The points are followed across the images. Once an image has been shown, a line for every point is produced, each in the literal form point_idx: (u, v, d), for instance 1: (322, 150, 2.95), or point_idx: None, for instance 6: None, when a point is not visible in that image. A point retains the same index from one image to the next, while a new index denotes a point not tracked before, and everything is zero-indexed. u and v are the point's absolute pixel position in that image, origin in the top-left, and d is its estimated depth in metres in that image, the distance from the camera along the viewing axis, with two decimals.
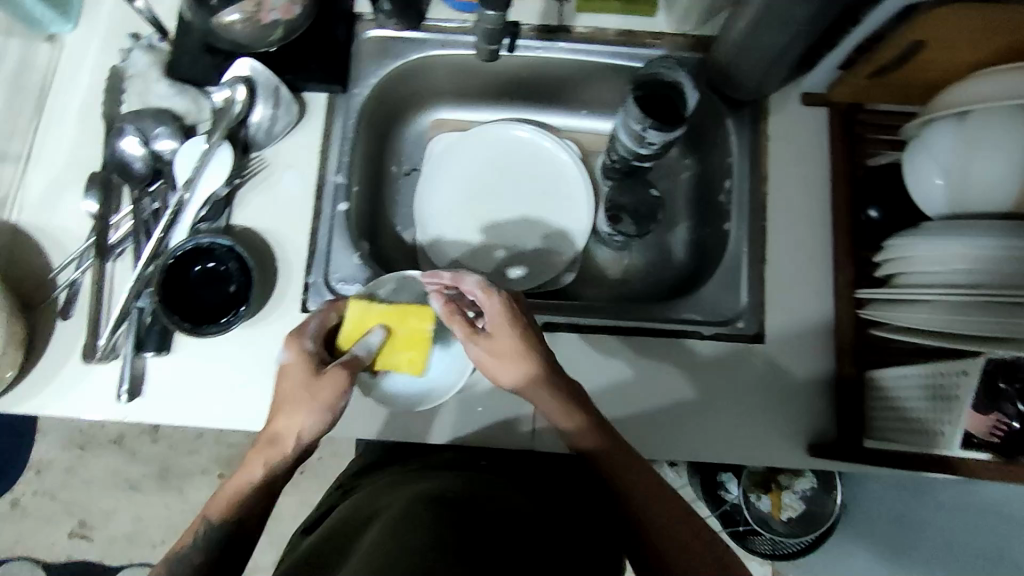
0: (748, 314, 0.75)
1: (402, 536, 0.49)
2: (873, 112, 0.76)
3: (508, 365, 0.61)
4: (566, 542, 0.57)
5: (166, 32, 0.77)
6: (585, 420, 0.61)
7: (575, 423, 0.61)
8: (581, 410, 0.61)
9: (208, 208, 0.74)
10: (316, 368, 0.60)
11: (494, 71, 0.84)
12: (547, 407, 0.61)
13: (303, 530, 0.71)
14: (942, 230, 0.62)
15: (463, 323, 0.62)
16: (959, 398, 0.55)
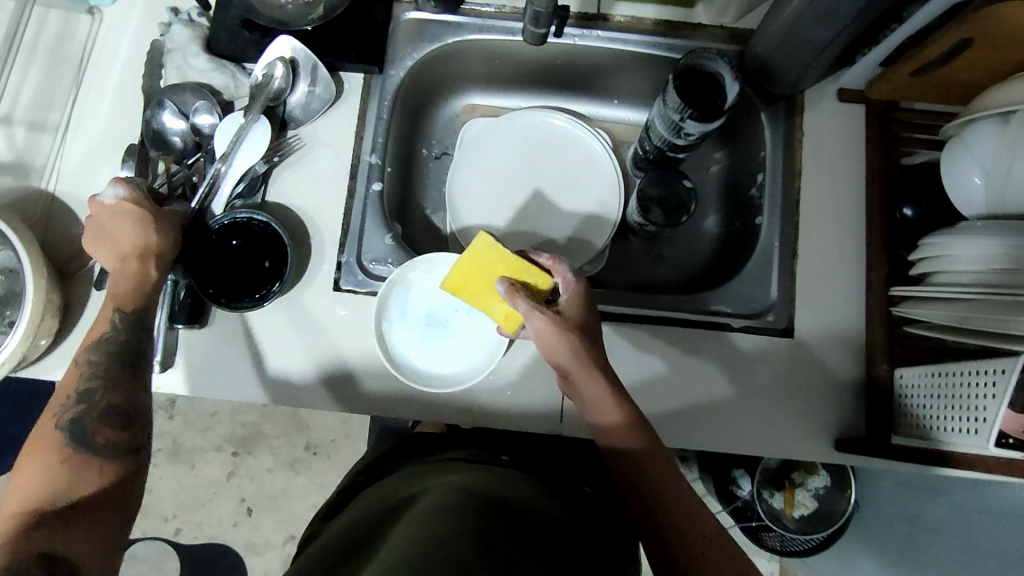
0: (777, 309, 0.76)
1: (436, 520, 0.50)
2: (909, 111, 0.76)
3: (557, 348, 0.61)
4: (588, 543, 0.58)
5: (206, 7, 0.78)
6: (624, 418, 0.59)
7: (613, 419, 0.59)
8: (621, 407, 0.60)
9: (245, 183, 0.74)
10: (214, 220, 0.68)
11: (529, 58, 0.85)
12: (591, 392, 0.60)
13: (320, 517, 0.72)
14: (983, 229, 0.62)
15: (529, 301, 0.63)
16: (995, 397, 0.55)
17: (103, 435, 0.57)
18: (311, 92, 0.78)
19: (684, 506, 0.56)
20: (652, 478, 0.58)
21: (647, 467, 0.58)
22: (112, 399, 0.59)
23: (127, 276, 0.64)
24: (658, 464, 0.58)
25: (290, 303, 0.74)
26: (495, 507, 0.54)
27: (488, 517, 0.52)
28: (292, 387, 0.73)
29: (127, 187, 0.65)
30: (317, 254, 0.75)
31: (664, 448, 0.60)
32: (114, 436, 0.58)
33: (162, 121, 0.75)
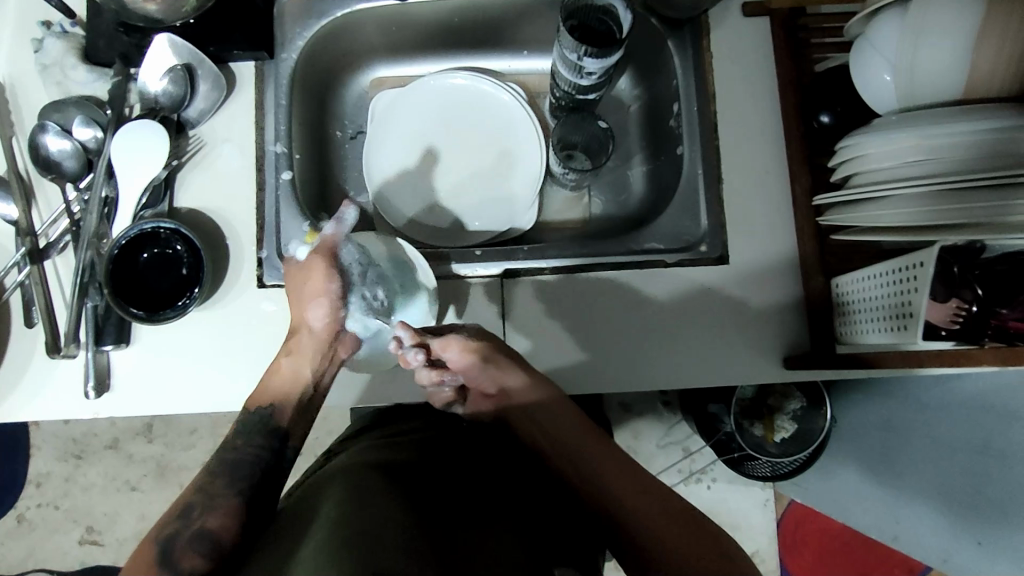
0: (710, 237, 0.74)
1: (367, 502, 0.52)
2: (813, 15, 0.74)
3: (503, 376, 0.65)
4: (523, 512, 0.59)
5: (76, 16, 0.74)
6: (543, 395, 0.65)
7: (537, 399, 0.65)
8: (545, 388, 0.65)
9: (149, 194, 0.72)
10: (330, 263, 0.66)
11: (425, 19, 0.81)
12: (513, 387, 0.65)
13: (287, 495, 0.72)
14: (890, 124, 0.61)
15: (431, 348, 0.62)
16: (919, 291, 0.55)
17: (214, 522, 0.51)
18: (204, 91, 0.75)
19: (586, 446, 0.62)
20: (551, 427, 0.64)
21: (545, 414, 0.65)
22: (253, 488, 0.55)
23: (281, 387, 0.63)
24: (553, 408, 0.65)
25: (217, 307, 0.72)
26: (424, 481, 0.57)
27: (411, 490, 0.54)
28: (231, 391, 0.71)
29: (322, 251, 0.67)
30: (236, 254, 0.74)
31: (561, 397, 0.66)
32: (214, 526, 0.51)
33: (45, 142, 0.72)
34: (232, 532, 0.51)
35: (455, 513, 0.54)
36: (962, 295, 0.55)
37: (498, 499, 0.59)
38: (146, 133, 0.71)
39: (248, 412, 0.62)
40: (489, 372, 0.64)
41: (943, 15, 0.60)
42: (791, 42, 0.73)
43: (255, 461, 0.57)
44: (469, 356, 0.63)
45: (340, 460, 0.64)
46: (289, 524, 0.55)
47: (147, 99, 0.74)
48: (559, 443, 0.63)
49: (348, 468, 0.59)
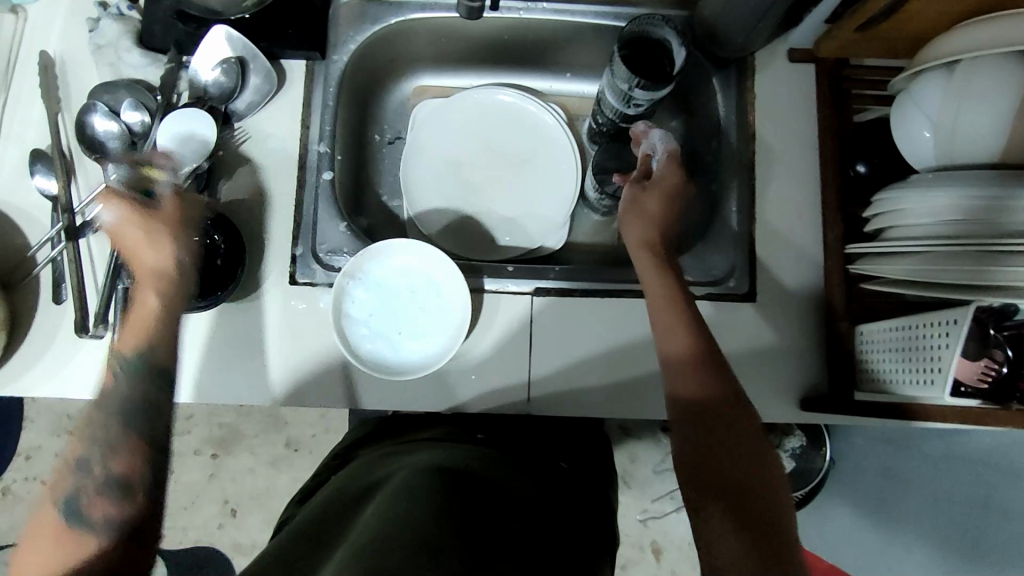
0: (739, 273, 0.76)
1: (403, 507, 0.53)
2: (858, 67, 0.76)
3: (635, 221, 0.68)
4: (558, 527, 0.59)
5: (134, 0, 0.75)
6: (701, 358, 0.60)
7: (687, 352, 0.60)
8: (710, 366, 0.60)
9: (191, 180, 0.72)
10: (148, 206, 0.62)
11: (476, 34, 0.83)
12: (657, 296, 0.63)
13: (298, 499, 0.72)
14: (932, 181, 0.63)
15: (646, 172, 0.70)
16: (949, 347, 0.56)
17: (98, 512, 0.51)
18: (254, 84, 0.76)
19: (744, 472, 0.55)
20: (710, 432, 0.57)
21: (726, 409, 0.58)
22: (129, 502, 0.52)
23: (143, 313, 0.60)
24: (737, 408, 0.58)
25: (247, 300, 0.73)
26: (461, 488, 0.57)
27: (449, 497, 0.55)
28: (254, 385, 0.72)
29: (113, 203, 0.61)
30: (271, 249, 0.74)
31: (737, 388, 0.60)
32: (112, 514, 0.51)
33: (93, 121, 0.72)
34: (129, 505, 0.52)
35: (495, 519, 0.54)
36: (993, 355, 0.58)
37: (530, 507, 0.60)
38: (194, 121, 0.72)
39: (120, 356, 0.59)
40: (636, 192, 0.69)
41: (990, 79, 0.62)
42: (834, 90, 0.75)
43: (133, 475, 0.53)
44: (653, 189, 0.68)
45: (372, 468, 0.64)
46: (320, 533, 0.55)
47: (196, 88, 0.74)
48: (714, 437, 0.57)
49: (386, 478, 0.60)
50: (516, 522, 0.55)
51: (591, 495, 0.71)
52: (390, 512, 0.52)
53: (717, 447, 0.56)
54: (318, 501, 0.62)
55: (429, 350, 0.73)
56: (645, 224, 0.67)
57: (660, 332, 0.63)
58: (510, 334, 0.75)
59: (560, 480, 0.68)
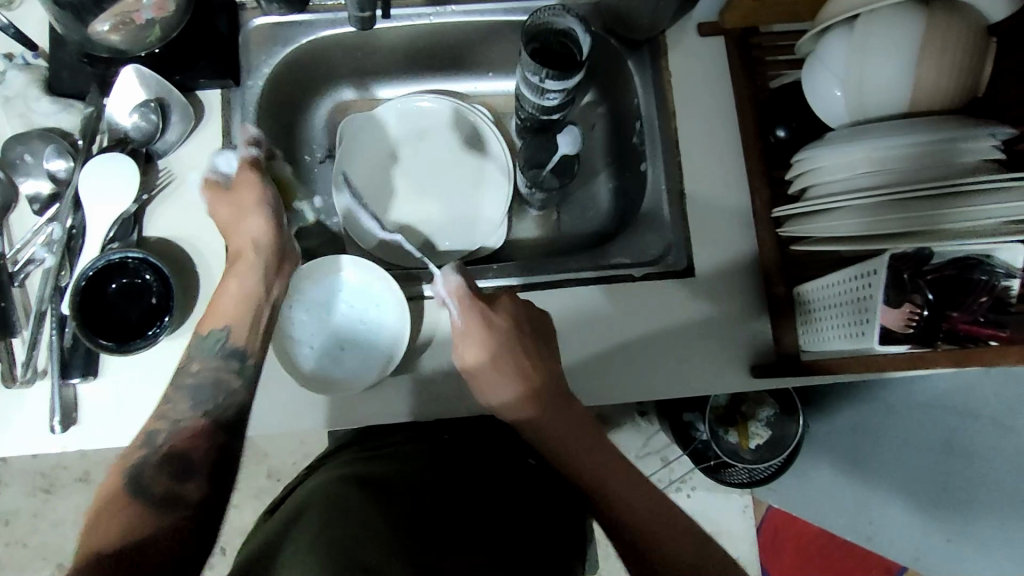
0: (676, 250, 0.76)
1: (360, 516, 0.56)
2: (766, 34, 0.77)
3: (474, 346, 0.65)
4: (512, 532, 0.62)
5: (39, 47, 0.74)
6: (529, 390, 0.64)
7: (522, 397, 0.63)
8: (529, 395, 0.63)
9: (118, 226, 0.72)
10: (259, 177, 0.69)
11: (391, 44, 0.83)
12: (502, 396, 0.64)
13: (267, 513, 0.73)
14: (842, 137, 0.64)
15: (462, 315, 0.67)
16: (874, 295, 0.56)
17: (160, 486, 0.55)
18: (174, 122, 0.75)
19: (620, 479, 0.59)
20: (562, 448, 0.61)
21: (549, 427, 0.62)
22: (176, 442, 0.58)
23: (247, 261, 0.67)
24: (562, 424, 0.63)
25: (186, 336, 0.72)
26: (410, 497, 0.61)
27: (400, 517, 0.57)
28: None
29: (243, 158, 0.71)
30: (206, 281, 0.73)
31: (568, 403, 0.64)
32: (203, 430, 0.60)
33: (20, 176, 0.72)
34: (195, 450, 0.58)
35: (446, 531, 0.58)
36: (913, 299, 0.60)
37: (488, 511, 0.63)
38: (114, 164, 0.70)
39: (202, 333, 0.65)
40: (462, 339, 0.66)
41: (889, 31, 0.63)
42: (746, 60, 0.76)
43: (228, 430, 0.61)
44: (474, 311, 0.66)
45: (326, 473, 0.67)
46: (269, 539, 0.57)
47: (116, 131, 0.74)
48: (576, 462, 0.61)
49: (332, 482, 0.63)
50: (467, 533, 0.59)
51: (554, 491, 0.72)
52: (341, 511, 0.56)
53: (584, 455, 0.61)
54: (285, 506, 0.64)
55: (378, 362, 0.72)
56: (499, 377, 0.64)
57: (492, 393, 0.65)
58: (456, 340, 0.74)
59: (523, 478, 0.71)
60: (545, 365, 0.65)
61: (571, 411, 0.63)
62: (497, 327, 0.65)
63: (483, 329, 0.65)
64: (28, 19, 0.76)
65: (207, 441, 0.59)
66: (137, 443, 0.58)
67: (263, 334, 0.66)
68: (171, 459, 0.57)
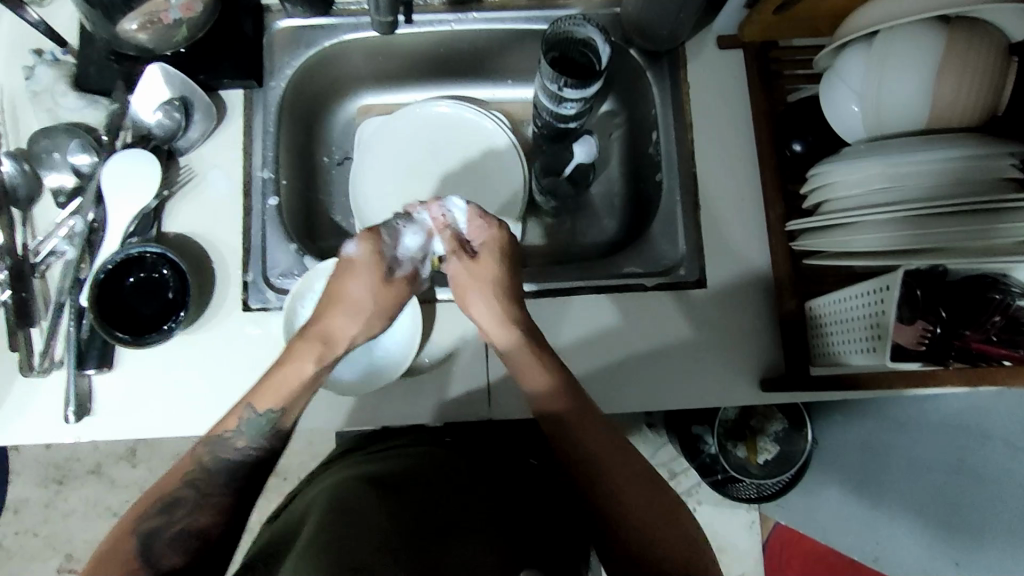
0: (688, 261, 0.77)
1: (352, 522, 0.56)
2: (785, 48, 0.77)
3: (485, 291, 0.67)
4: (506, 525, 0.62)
5: (69, 45, 0.76)
6: (559, 378, 0.65)
7: (546, 385, 0.64)
8: (555, 376, 0.65)
9: (137, 222, 0.73)
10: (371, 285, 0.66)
11: (412, 49, 0.84)
12: (518, 361, 0.65)
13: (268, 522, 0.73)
14: (856, 152, 0.64)
15: (458, 241, 0.69)
16: (886, 312, 0.56)
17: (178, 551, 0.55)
18: (197, 121, 0.76)
19: (634, 488, 0.60)
20: (596, 451, 0.62)
21: (578, 427, 0.63)
22: (199, 520, 0.57)
23: (292, 378, 0.63)
24: (591, 426, 0.63)
25: (200, 331, 0.73)
26: (411, 496, 0.61)
27: (400, 518, 0.58)
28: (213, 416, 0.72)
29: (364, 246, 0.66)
30: (222, 278, 0.74)
31: (588, 398, 0.65)
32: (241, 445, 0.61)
33: (45, 170, 0.73)
34: (217, 530, 0.57)
35: (444, 522, 0.59)
36: (927, 318, 0.57)
37: (489, 510, 0.63)
38: (137, 160, 0.72)
39: (255, 410, 0.62)
40: (468, 272, 0.68)
41: (909, 47, 0.63)
42: (764, 73, 0.76)
43: (251, 460, 0.61)
44: (493, 246, 0.69)
45: (325, 480, 0.67)
46: (276, 541, 0.59)
47: (140, 128, 0.75)
48: (590, 457, 0.62)
49: (332, 485, 0.63)
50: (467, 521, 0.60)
51: (557, 494, 0.73)
52: (333, 520, 0.56)
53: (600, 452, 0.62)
54: (286, 516, 0.64)
55: (391, 365, 0.73)
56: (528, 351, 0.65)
57: (524, 376, 0.66)
58: (467, 343, 0.75)
59: (521, 481, 0.71)
60: (551, 352, 0.66)
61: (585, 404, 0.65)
62: (495, 262, 0.68)
63: (495, 275, 0.68)
64: (60, 17, 0.77)
65: (230, 515, 0.58)
66: (153, 506, 0.57)
67: (305, 386, 0.63)
68: (194, 541, 0.56)
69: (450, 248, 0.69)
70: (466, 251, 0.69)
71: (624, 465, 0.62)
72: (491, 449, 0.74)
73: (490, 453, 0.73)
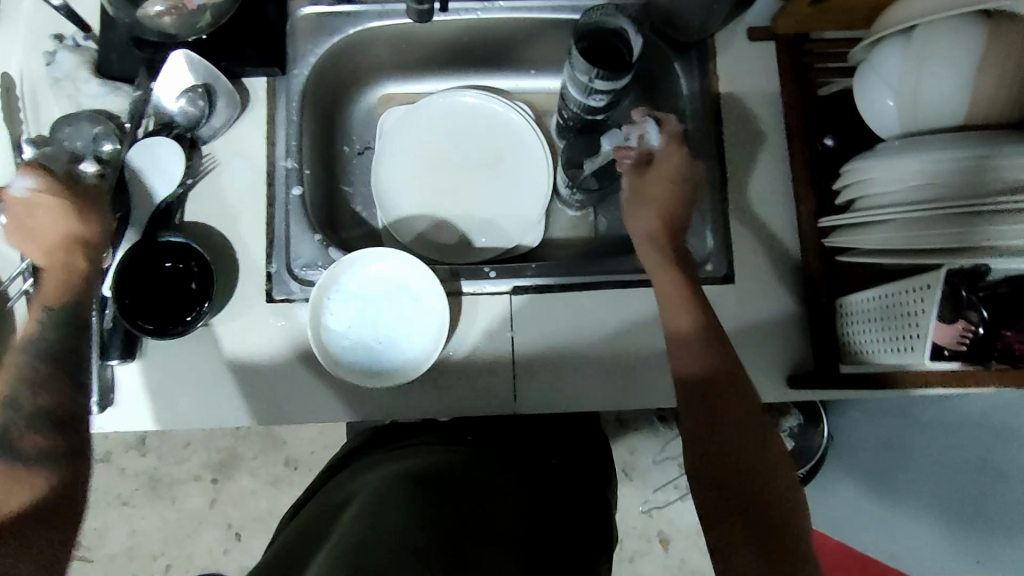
0: (716, 256, 0.76)
1: (387, 510, 0.55)
2: (817, 41, 0.76)
3: (645, 206, 0.66)
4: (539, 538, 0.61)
5: (89, 30, 0.75)
6: (703, 321, 0.59)
7: (692, 318, 0.59)
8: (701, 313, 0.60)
9: (161, 211, 0.72)
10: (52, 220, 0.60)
11: (436, 38, 0.83)
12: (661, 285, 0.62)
13: (287, 516, 0.73)
14: (894, 148, 0.63)
15: (630, 153, 0.69)
16: (926, 312, 0.55)
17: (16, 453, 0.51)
18: (220, 109, 0.75)
19: (753, 464, 0.54)
20: (730, 415, 0.56)
21: (733, 394, 0.57)
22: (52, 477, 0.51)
23: (55, 271, 0.59)
24: (743, 393, 0.57)
25: (223, 322, 0.72)
26: (440, 488, 0.60)
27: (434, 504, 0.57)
28: (237, 408, 0.72)
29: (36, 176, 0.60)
30: (245, 269, 0.74)
31: (731, 349, 0.59)
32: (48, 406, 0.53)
33: None
34: (50, 488, 0.50)
35: (478, 513, 0.58)
36: (969, 317, 0.57)
37: (512, 503, 0.62)
38: (160, 148, 0.71)
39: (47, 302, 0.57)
40: (638, 182, 0.68)
41: (948, 41, 0.62)
42: (797, 66, 0.75)
43: (62, 391, 0.54)
44: (671, 152, 0.67)
45: (353, 478, 0.66)
46: (302, 539, 0.58)
47: (161, 115, 0.74)
48: (722, 422, 0.56)
49: (363, 483, 0.62)
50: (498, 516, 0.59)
51: (580, 497, 0.73)
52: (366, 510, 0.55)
53: (724, 421, 0.56)
54: (313, 511, 0.63)
55: (415, 358, 0.72)
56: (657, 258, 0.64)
57: (666, 312, 0.61)
58: (492, 337, 0.74)
59: (544, 480, 0.70)
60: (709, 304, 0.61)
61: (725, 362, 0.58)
62: (668, 175, 0.67)
63: (666, 188, 0.66)
64: (80, 2, 0.76)
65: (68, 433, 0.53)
66: None
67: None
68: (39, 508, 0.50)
69: (622, 157, 0.69)
70: (641, 165, 0.68)
71: (762, 448, 0.55)
72: (514, 448, 0.74)
73: (514, 451, 0.73)
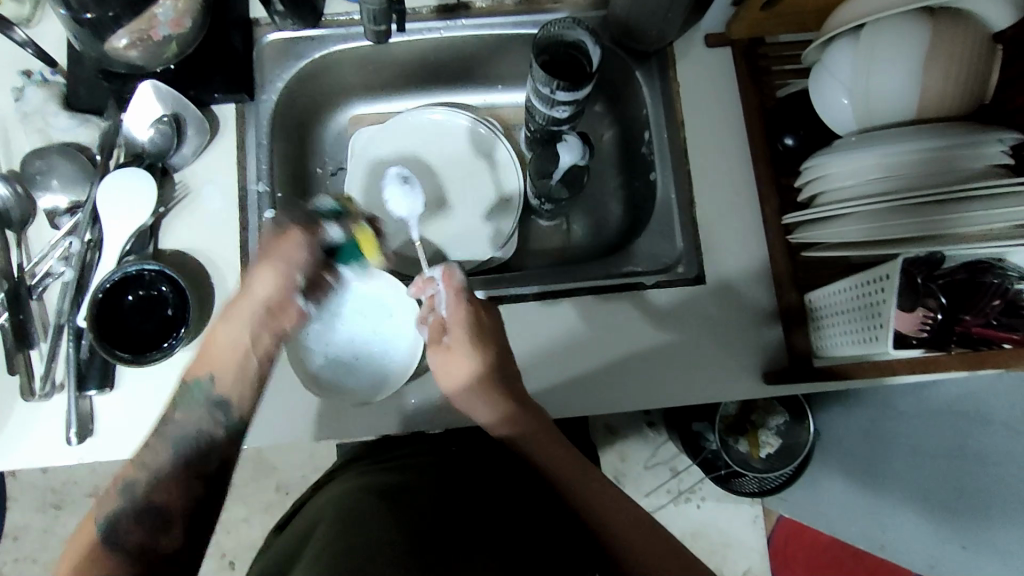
0: (687, 257, 0.77)
1: (358, 533, 0.56)
2: (771, 45, 0.78)
3: (456, 368, 0.65)
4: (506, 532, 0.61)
5: (57, 65, 0.76)
6: (508, 405, 0.63)
7: (501, 409, 0.63)
8: (503, 396, 0.63)
9: (134, 239, 0.72)
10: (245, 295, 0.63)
11: (402, 58, 0.84)
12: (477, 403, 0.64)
13: (279, 525, 0.74)
14: (853, 144, 0.64)
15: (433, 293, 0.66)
16: (886, 301, 0.57)
17: (158, 498, 0.57)
18: (190, 137, 0.76)
19: (608, 502, 0.60)
20: (551, 461, 0.62)
21: (542, 449, 0.62)
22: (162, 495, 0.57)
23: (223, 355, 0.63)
24: (549, 446, 0.62)
25: (200, 348, 0.72)
26: (410, 507, 0.61)
27: (407, 523, 0.58)
28: None
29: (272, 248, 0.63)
30: (221, 292, 0.74)
31: (538, 416, 0.64)
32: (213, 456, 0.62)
33: (38, 191, 0.73)
34: (177, 502, 0.57)
35: (454, 525, 0.60)
36: (927, 304, 0.60)
37: (496, 511, 0.63)
38: (132, 179, 0.71)
39: (189, 379, 0.63)
40: (443, 355, 0.65)
41: (895, 38, 0.64)
42: (753, 70, 0.77)
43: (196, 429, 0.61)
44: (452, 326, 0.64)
45: (333, 489, 0.67)
46: (284, 557, 0.59)
47: (132, 145, 0.75)
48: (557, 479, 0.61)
49: (345, 495, 0.64)
50: (474, 525, 0.60)
51: None
52: (343, 533, 0.56)
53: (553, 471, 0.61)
54: (293, 526, 0.64)
55: (393, 373, 0.73)
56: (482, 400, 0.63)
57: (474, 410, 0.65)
58: None
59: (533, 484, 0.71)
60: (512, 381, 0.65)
61: (541, 423, 0.64)
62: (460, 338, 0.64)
63: (464, 352, 0.64)
64: (47, 38, 0.77)
65: (186, 491, 0.58)
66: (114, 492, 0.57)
67: (253, 385, 0.64)
68: (151, 517, 0.55)
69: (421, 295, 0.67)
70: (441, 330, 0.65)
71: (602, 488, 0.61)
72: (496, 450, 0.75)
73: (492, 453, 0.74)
